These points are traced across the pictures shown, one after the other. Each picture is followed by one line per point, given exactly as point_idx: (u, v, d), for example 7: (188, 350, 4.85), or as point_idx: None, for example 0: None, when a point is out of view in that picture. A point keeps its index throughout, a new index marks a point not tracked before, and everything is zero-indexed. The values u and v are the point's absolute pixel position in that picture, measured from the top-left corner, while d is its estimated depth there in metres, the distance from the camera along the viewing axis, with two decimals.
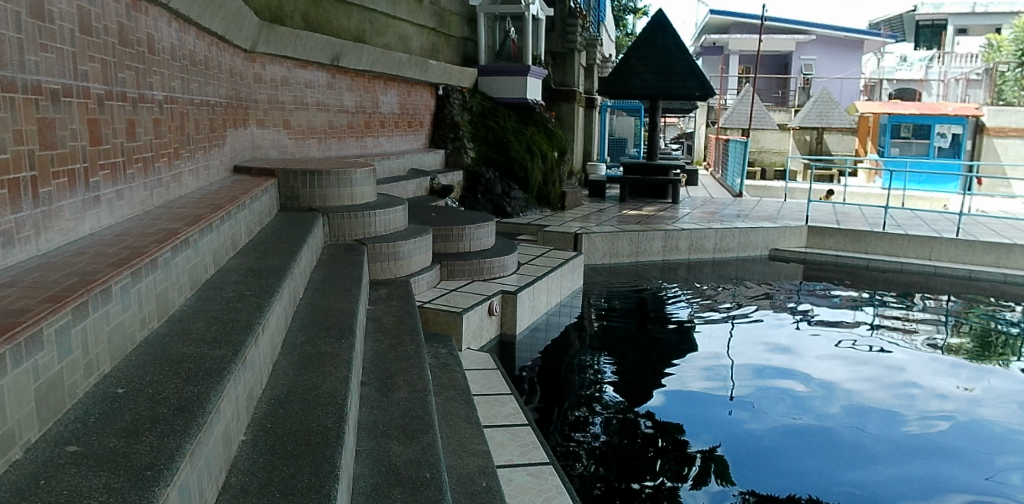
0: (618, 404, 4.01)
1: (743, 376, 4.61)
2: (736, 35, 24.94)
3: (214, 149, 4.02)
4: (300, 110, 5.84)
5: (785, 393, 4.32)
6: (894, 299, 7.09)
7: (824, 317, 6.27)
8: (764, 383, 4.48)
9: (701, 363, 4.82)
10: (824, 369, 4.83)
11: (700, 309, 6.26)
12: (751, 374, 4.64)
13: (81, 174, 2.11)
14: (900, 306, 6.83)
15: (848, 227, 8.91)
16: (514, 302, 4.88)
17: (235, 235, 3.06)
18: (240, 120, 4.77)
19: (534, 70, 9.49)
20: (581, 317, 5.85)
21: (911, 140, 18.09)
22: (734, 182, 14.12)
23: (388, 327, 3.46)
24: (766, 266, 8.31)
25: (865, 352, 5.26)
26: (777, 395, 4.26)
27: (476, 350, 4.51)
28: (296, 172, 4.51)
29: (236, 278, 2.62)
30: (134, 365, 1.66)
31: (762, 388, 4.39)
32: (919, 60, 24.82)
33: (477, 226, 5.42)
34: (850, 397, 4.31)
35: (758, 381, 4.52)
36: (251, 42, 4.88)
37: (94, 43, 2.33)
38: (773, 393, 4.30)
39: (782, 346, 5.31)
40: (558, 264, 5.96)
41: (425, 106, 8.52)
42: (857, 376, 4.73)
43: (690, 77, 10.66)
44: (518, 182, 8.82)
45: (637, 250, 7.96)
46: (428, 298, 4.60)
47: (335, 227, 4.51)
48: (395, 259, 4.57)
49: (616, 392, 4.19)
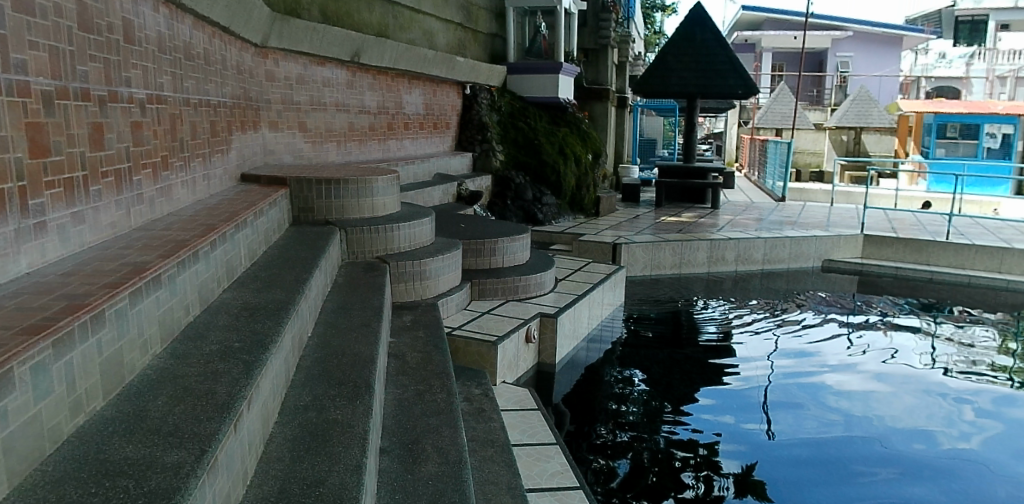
0: (649, 433, 3.59)
1: (783, 397, 4.16)
2: (770, 32, 24.03)
3: (216, 156, 3.53)
4: (317, 110, 5.35)
5: (828, 411, 3.95)
6: (933, 308, 6.64)
7: (874, 332, 5.72)
8: (806, 405, 4.02)
9: (736, 384, 4.36)
10: (871, 388, 4.36)
11: (747, 326, 5.70)
12: (794, 393, 4.22)
13: (12, 195, 1.61)
14: (942, 316, 6.36)
15: (909, 236, 8.19)
16: (553, 327, 4.30)
17: (230, 262, 2.54)
18: (249, 121, 4.28)
19: (566, 68, 8.90)
20: (619, 335, 5.37)
21: (958, 140, 17.04)
22: (775, 185, 13.38)
23: (414, 367, 2.92)
24: (819, 279, 7.64)
25: (912, 368, 4.80)
26: (820, 414, 3.89)
27: (512, 384, 3.96)
28: (310, 180, 4.02)
29: (225, 322, 2.08)
30: (49, 484, 1.16)
31: (804, 410, 3.94)
32: (959, 57, 23.93)
33: (511, 239, 4.87)
34: (904, 421, 3.85)
35: (799, 399, 4.12)
36: (261, 35, 4.39)
37: (39, 25, 1.80)
38: (819, 418, 3.85)
39: (822, 361, 4.86)
40: (599, 279, 5.40)
41: (452, 106, 8.00)
42: (907, 394, 4.28)
43: (732, 74, 10.01)
44: (549, 187, 8.27)
45: (680, 261, 7.34)
46: (457, 322, 4.06)
47: (354, 243, 3.99)
48: (421, 279, 4.04)
49: (645, 420, 3.76)
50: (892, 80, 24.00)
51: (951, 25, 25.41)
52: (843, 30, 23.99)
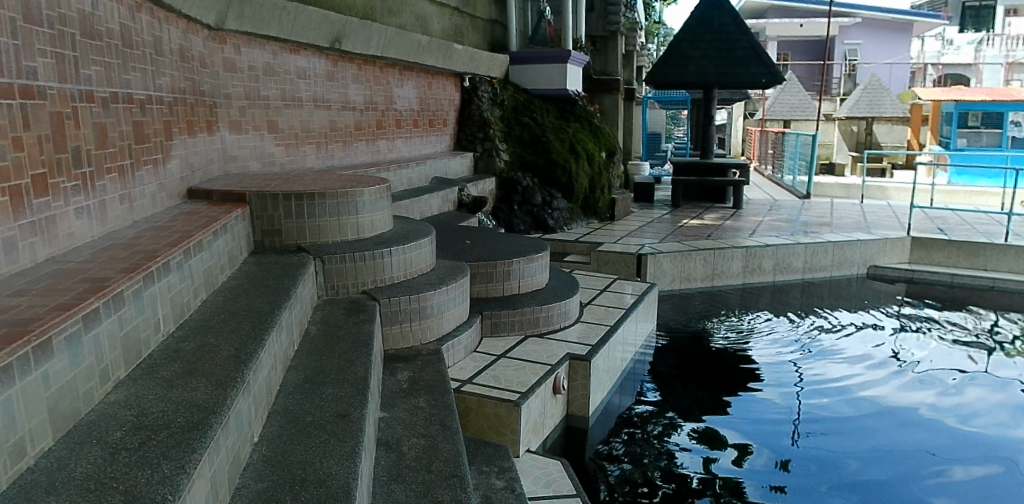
0: (670, 476, 3.15)
1: (813, 431, 3.64)
2: (775, 20, 23.18)
3: (148, 169, 2.67)
4: (291, 107, 4.47)
5: (846, 433, 3.62)
6: (990, 316, 5.97)
7: (912, 346, 5.10)
8: (838, 450, 3.45)
9: (760, 415, 3.85)
10: (911, 423, 3.76)
11: (776, 340, 5.13)
12: (813, 412, 3.87)
13: None
14: (980, 326, 5.69)
15: (962, 238, 7.33)
16: (586, 372, 3.44)
17: (130, 336, 1.67)
18: (199, 120, 3.40)
19: (576, 56, 7.98)
20: (648, 355, 4.75)
21: (981, 130, 15.90)
22: (795, 180, 12.49)
23: (413, 470, 2.05)
24: (867, 289, 6.80)
25: (952, 395, 4.19)
26: (839, 438, 3.57)
27: (538, 450, 3.13)
28: (276, 195, 3.15)
29: (87, 467, 1.22)
30: None
31: (837, 458, 3.36)
32: (969, 42, 23.23)
33: (528, 259, 4.00)
34: (942, 457, 3.39)
35: (816, 419, 3.79)
36: (214, 14, 3.52)
37: None
38: (854, 458, 3.36)
39: (848, 386, 4.26)
40: (632, 300, 4.58)
41: (449, 101, 7.13)
42: (950, 430, 3.70)
43: (753, 61, 9.15)
44: (560, 189, 7.40)
45: (712, 272, 6.47)
46: (467, 373, 3.20)
47: (333, 276, 3.11)
48: (420, 319, 3.18)
49: (656, 478, 3.13)
50: (903, 68, 23.45)
51: (958, 9, 24.38)
52: (850, 16, 23.12)
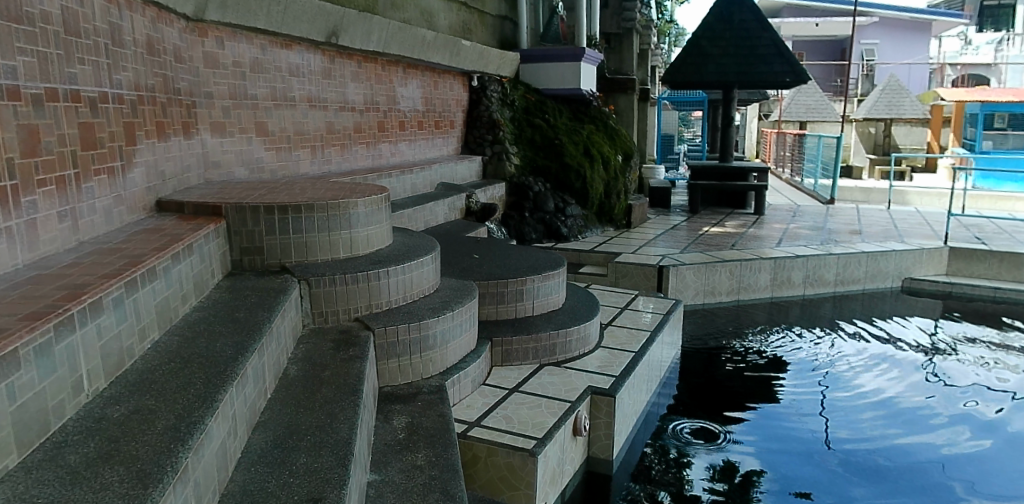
0: None
1: (839, 463, 3.29)
2: (790, 19, 22.67)
3: (101, 180, 2.26)
4: (283, 108, 4.07)
5: (877, 465, 3.27)
6: None
7: (951, 363, 4.69)
8: (862, 488, 3.08)
9: (782, 443, 3.50)
10: (950, 457, 3.36)
11: (806, 357, 4.74)
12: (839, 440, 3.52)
13: None
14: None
15: (1003, 248, 6.84)
16: (609, 409, 3.01)
17: (29, 409, 1.26)
18: (172, 122, 3.00)
19: (590, 54, 7.55)
20: (674, 376, 4.33)
21: (1007, 132, 15.21)
22: (815, 184, 11.98)
23: None
24: (904, 303, 6.33)
25: (994, 422, 3.77)
26: (867, 470, 3.22)
27: None
28: (257, 208, 2.74)
29: None
30: None
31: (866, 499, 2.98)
32: (988, 43, 22.42)
33: (544, 278, 3.57)
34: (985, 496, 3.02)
35: (843, 448, 3.44)
36: (188, 3, 3.12)
37: None
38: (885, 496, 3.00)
39: (874, 409, 3.88)
40: (657, 320, 4.15)
41: (457, 101, 6.72)
42: (989, 464, 3.30)
43: (776, 59, 8.67)
44: (574, 195, 6.97)
45: (739, 285, 6.03)
46: (475, 413, 2.77)
47: (321, 301, 2.70)
48: (422, 351, 2.77)
49: None
50: (921, 68, 22.66)
51: (978, 8, 23.68)
52: (867, 16, 22.56)
